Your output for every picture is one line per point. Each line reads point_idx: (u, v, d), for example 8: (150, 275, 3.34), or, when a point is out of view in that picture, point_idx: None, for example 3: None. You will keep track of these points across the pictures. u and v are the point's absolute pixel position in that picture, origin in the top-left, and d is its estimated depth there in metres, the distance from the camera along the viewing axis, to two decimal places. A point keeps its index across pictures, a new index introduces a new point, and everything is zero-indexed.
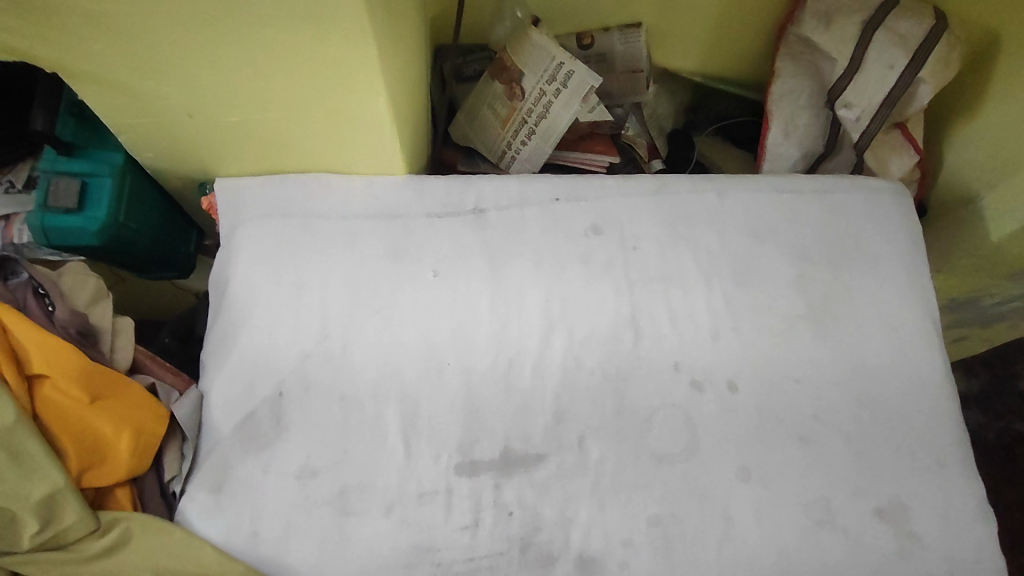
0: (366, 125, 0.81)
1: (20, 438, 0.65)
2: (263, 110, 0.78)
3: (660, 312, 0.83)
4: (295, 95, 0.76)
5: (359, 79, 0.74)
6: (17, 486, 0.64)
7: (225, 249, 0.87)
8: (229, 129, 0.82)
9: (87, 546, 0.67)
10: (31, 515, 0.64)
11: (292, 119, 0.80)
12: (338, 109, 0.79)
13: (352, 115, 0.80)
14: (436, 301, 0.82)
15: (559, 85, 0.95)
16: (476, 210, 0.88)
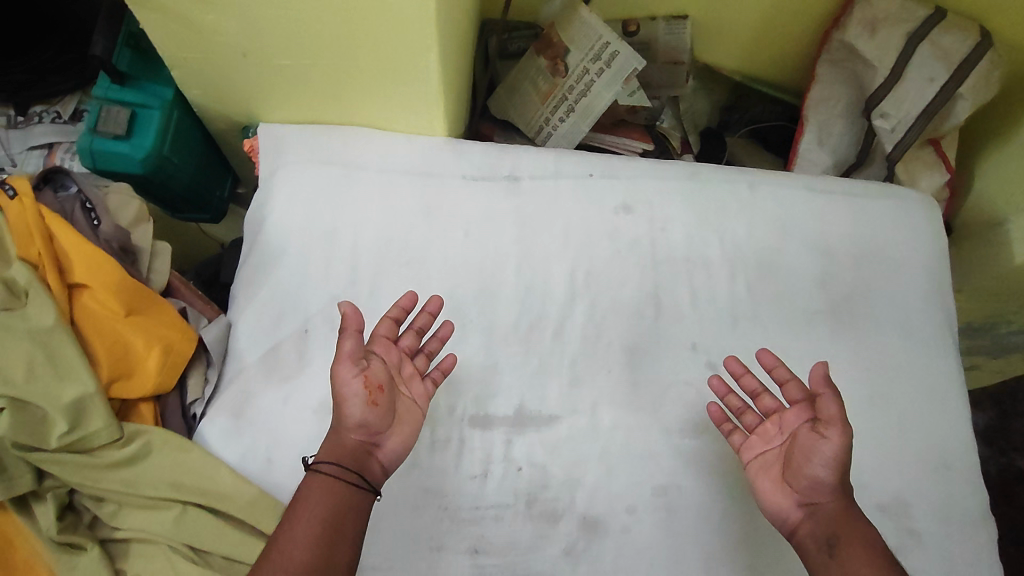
0: (412, 81, 0.83)
1: (54, 342, 0.69)
2: (315, 56, 0.80)
3: (682, 293, 0.84)
4: (347, 45, 0.78)
5: (415, 35, 0.75)
6: (47, 387, 0.68)
7: (265, 189, 0.90)
8: (280, 71, 0.84)
9: (108, 456, 0.69)
10: (60, 416, 0.67)
11: (341, 69, 0.82)
12: (387, 63, 0.80)
13: (403, 70, 0.81)
14: (465, 259, 0.84)
15: (603, 65, 0.96)
16: (509, 176, 0.90)
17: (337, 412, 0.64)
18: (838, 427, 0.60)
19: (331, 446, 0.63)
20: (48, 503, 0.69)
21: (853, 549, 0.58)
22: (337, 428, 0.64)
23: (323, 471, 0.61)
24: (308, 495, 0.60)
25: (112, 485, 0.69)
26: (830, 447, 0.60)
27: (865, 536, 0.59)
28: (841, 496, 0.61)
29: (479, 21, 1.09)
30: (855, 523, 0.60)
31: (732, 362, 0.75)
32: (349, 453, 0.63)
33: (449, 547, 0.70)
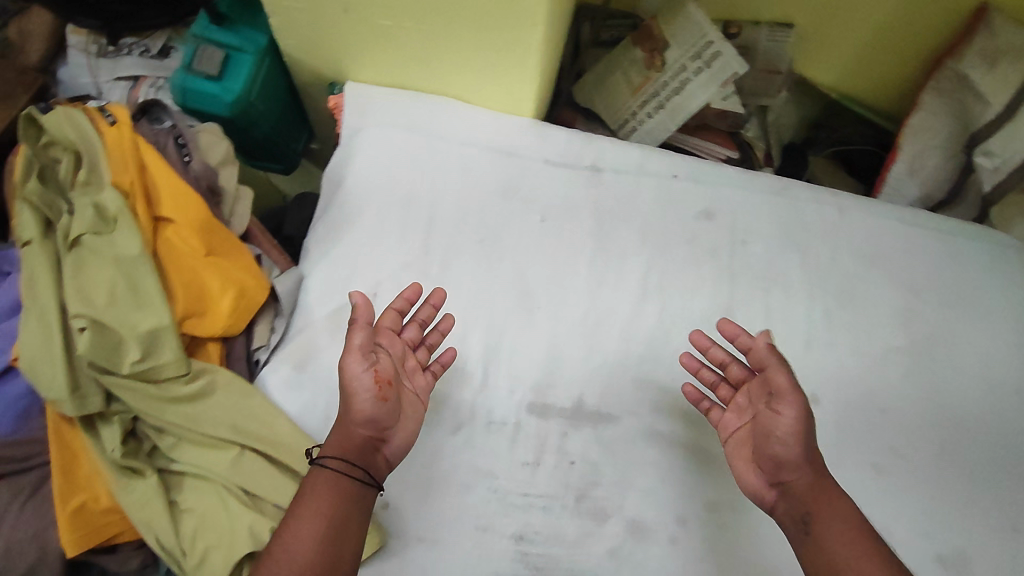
0: (508, 57, 0.82)
1: (135, 272, 0.71)
2: (416, 21, 0.79)
3: (757, 310, 0.81)
4: (450, 12, 0.77)
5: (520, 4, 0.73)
6: (125, 315, 0.70)
7: (346, 149, 0.91)
8: (377, 32, 0.83)
9: (172, 390, 0.71)
10: (135, 344, 0.70)
11: (438, 37, 0.81)
12: (486, 35, 0.79)
13: (499, 40, 0.80)
14: (539, 244, 0.83)
15: (702, 64, 0.92)
16: (592, 167, 0.88)
17: (345, 405, 0.62)
18: (790, 398, 0.60)
19: (337, 440, 0.62)
20: (114, 426, 0.71)
21: (827, 527, 0.57)
22: (344, 421, 0.63)
23: (328, 466, 0.61)
24: (312, 491, 0.59)
25: (174, 417, 0.72)
26: (787, 418, 0.60)
27: (844, 515, 0.57)
28: (810, 469, 0.60)
29: (576, 6, 1.06)
30: (828, 498, 0.58)
31: (698, 336, 0.71)
32: (356, 447, 0.62)
33: (494, 530, 0.69)
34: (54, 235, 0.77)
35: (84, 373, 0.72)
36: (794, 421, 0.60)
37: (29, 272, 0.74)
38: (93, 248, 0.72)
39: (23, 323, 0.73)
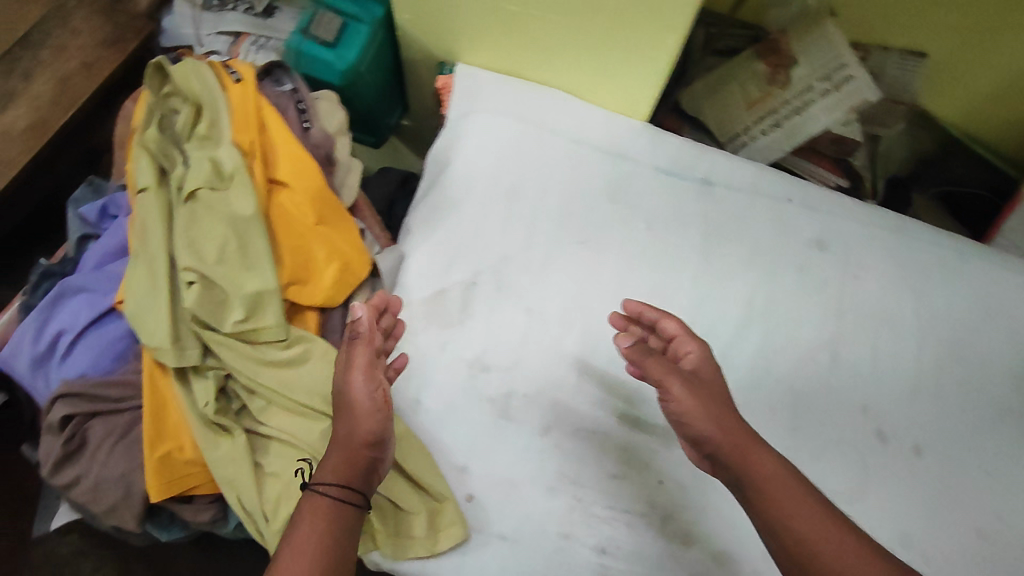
0: (633, 57, 0.80)
1: (245, 232, 0.71)
2: (547, 9, 0.79)
3: (864, 350, 0.78)
4: (585, 4, 0.75)
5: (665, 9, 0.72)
6: (232, 274, 0.71)
7: (453, 131, 0.89)
8: (503, 14, 0.83)
9: (269, 352, 0.73)
10: (240, 304, 0.70)
11: (565, 28, 0.80)
12: (616, 33, 0.77)
13: (630, 40, 0.77)
14: (643, 253, 0.81)
15: (830, 86, 0.88)
16: (704, 180, 0.86)
17: (344, 424, 0.60)
18: (673, 375, 0.58)
19: (332, 465, 0.59)
20: (209, 381, 0.73)
21: (764, 497, 0.53)
22: (344, 441, 0.60)
23: (329, 492, 0.57)
24: (311, 520, 0.55)
25: (267, 380, 0.72)
26: (676, 393, 0.58)
27: (770, 478, 0.54)
28: (731, 436, 0.56)
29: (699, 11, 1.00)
30: (748, 455, 0.55)
31: (615, 316, 0.67)
32: (355, 470, 0.59)
33: (575, 538, 0.68)
34: (167, 184, 0.77)
35: (185, 324, 0.73)
36: (688, 399, 0.57)
37: (142, 218, 0.76)
38: (206, 202, 0.73)
39: (130, 267, 0.75)
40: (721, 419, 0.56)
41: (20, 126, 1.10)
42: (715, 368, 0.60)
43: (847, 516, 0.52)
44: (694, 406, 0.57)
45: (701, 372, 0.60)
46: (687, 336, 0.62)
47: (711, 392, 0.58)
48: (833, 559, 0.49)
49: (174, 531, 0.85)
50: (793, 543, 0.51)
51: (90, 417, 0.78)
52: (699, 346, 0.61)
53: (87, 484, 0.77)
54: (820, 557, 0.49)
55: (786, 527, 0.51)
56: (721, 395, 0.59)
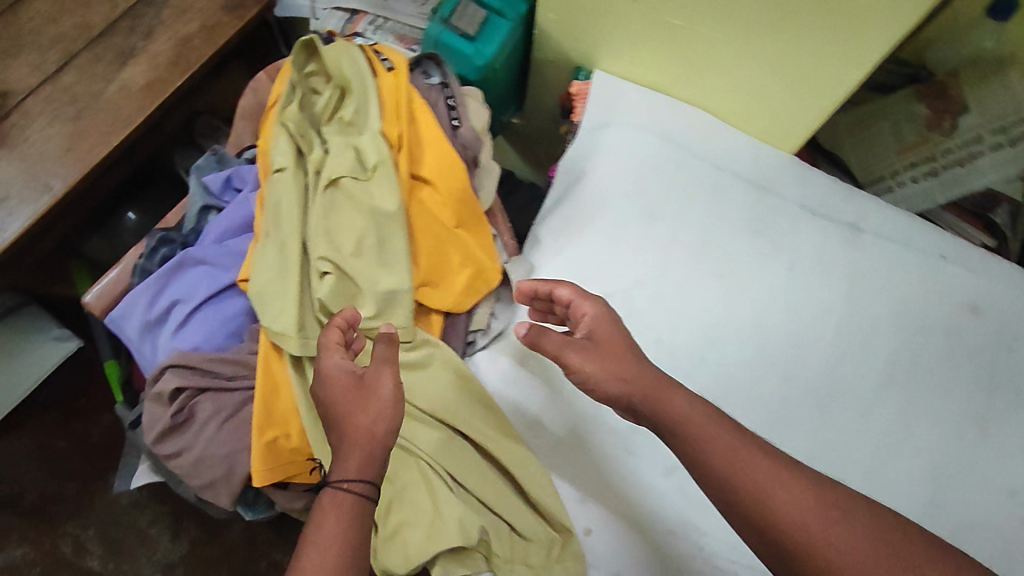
0: (796, 86, 0.76)
1: (387, 230, 0.70)
2: (711, 28, 0.75)
3: (1017, 429, 0.72)
4: (756, 27, 0.72)
5: (854, 40, 0.68)
6: (369, 271, 0.69)
7: (591, 142, 0.86)
8: (659, 28, 0.80)
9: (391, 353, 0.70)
10: (371, 300, 0.68)
11: (726, 49, 0.77)
12: (784, 60, 0.74)
13: (802, 66, 0.73)
14: (782, 296, 0.77)
15: (1005, 140, 0.82)
16: (853, 226, 0.81)
17: (361, 421, 0.57)
18: (556, 338, 0.62)
19: (351, 461, 0.56)
20: None
21: (692, 441, 0.55)
22: (362, 437, 0.57)
23: (352, 489, 0.55)
24: (334, 517, 0.53)
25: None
26: (574, 360, 0.61)
27: (683, 418, 0.56)
28: (639, 381, 0.59)
29: None
30: (665, 399, 0.57)
31: (519, 291, 0.70)
32: (376, 465, 0.57)
33: None
34: (303, 167, 0.75)
35: (311, 315, 0.71)
36: (588, 362, 0.60)
37: (274, 199, 0.73)
38: (349, 193, 0.70)
39: (257, 247, 0.72)
40: (607, 364, 0.60)
41: (138, 84, 1.10)
42: (614, 325, 0.63)
43: (763, 441, 0.54)
44: (597, 364, 0.60)
45: (598, 326, 0.63)
46: (582, 296, 0.65)
47: (608, 352, 0.60)
48: (749, 487, 0.51)
49: (260, 509, 0.87)
50: (718, 476, 0.52)
51: (200, 392, 0.77)
52: (600, 305, 0.64)
53: (189, 458, 0.77)
54: (744, 486, 0.51)
55: (727, 471, 0.52)
56: (618, 346, 0.61)
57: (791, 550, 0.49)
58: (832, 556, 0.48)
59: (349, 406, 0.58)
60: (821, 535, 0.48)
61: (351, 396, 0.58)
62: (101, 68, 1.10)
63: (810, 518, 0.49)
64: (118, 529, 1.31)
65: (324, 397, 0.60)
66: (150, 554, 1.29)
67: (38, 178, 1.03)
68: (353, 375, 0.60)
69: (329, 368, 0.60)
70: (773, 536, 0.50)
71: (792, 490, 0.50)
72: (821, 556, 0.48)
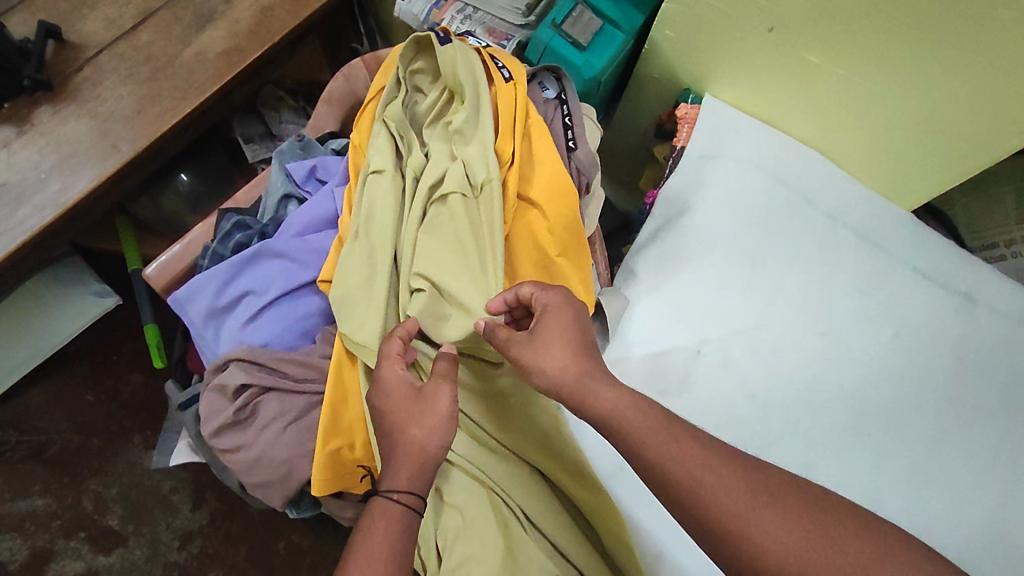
0: (937, 140, 0.71)
1: (487, 252, 0.65)
2: (851, 72, 0.70)
3: None
4: (903, 79, 0.67)
5: (1018, 105, 0.63)
6: (462, 293, 0.64)
7: (698, 172, 0.81)
8: (790, 65, 0.74)
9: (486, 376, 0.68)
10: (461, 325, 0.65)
11: (863, 95, 0.72)
12: (930, 113, 0.69)
13: (944, 128, 0.70)
14: (885, 363, 0.72)
15: None
16: (967, 296, 0.76)
17: (412, 435, 0.56)
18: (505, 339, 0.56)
19: (403, 472, 0.55)
20: None
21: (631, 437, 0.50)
22: (417, 450, 0.56)
23: (401, 500, 0.54)
24: (380, 527, 0.52)
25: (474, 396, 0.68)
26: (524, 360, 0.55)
27: (619, 406, 0.51)
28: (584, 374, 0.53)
29: None
30: (589, 395, 0.52)
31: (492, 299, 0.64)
32: (427, 477, 0.56)
33: None
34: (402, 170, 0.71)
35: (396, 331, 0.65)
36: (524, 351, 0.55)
37: (367, 201, 0.68)
38: (452, 209, 0.67)
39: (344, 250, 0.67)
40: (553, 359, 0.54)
41: (216, 50, 1.05)
42: (566, 308, 0.57)
43: (691, 428, 0.50)
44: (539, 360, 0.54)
45: (547, 315, 0.56)
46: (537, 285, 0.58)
47: (553, 337, 0.55)
48: (681, 478, 0.47)
49: (303, 509, 0.78)
50: (653, 467, 0.49)
51: (264, 391, 0.71)
52: (559, 293, 0.58)
53: (245, 457, 0.70)
54: (668, 474, 0.48)
55: (663, 464, 0.48)
56: (563, 336, 0.55)
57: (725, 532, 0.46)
58: (753, 539, 0.45)
59: (404, 416, 0.56)
60: (749, 517, 0.46)
61: (409, 406, 0.57)
62: (179, 30, 1.05)
63: (740, 504, 0.46)
64: (141, 492, 1.22)
65: (378, 406, 0.58)
66: (169, 521, 1.21)
67: (106, 137, 0.98)
68: (412, 386, 0.58)
69: (383, 378, 0.59)
70: (698, 521, 0.47)
71: (721, 476, 0.47)
72: (745, 538, 0.45)
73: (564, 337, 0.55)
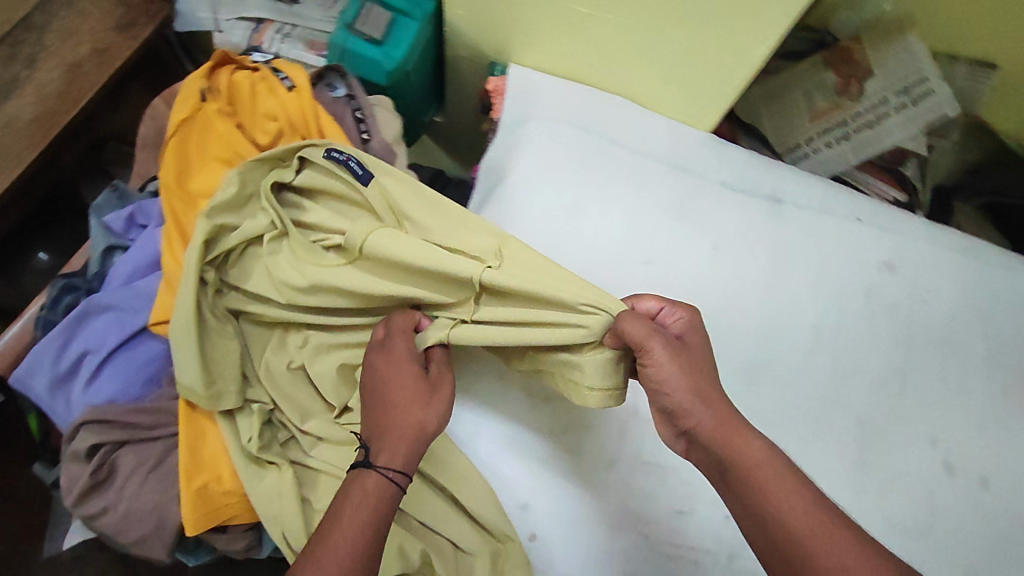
0: (711, 65, 0.76)
1: (564, 287, 0.60)
2: (621, 14, 0.74)
3: (931, 374, 0.77)
4: (663, 12, 0.72)
5: (761, 20, 0.69)
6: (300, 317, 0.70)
7: (510, 138, 0.84)
8: (568, 17, 0.78)
9: (574, 400, 0.62)
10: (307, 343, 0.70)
11: (637, 35, 0.76)
12: (697, 41, 0.74)
13: (716, 49, 0.74)
14: (709, 274, 0.78)
15: (907, 100, 0.84)
16: (771, 198, 0.82)
17: (411, 418, 0.59)
18: (654, 344, 0.55)
19: (396, 449, 0.58)
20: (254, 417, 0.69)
21: (747, 480, 0.53)
22: (410, 432, 0.59)
23: (384, 474, 0.57)
24: (363, 495, 0.56)
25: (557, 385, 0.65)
26: (670, 370, 0.55)
27: (757, 464, 0.53)
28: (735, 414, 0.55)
29: None
30: (736, 439, 0.54)
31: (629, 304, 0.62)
32: (415, 458, 0.59)
33: None
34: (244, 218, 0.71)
35: (223, 363, 0.69)
36: (669, 364, 0.55)
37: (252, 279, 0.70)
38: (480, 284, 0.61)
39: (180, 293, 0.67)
40: (698, 377, 0.56)
41: (26, 118, 0.99)
42: (703, 338, 0.59)
43: (836, 509, 0.51)
44: (678, 370, 0.55)
45: (692, 338, 0.59)
46: (672, 304, 0.61)
47: (696, 359, 0.57)
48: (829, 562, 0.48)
49: (201, 554, 0.78)
50: (793, 543, 0.49)
51: (120, 445, 0.70)
52: (686, 317, 0.60)
53: (113, 517, 0.69)
54: (812, 554, 0.48)
55: (808, 541, 0.49)
56: (705, 365, 0.57)
57: (787, 547, 0.50)
58: None
59: (407, 396, 0.60)
60: None
61: (415, 392, 0.60)
62: None
63: None
64: None
65: (381, 378, 0.61)
66: None
67: None
68: (420, 374, 0.61)
69: (393, 353, 0.62)
70: None
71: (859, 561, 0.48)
72: None
73: (706, 371, 0.56)
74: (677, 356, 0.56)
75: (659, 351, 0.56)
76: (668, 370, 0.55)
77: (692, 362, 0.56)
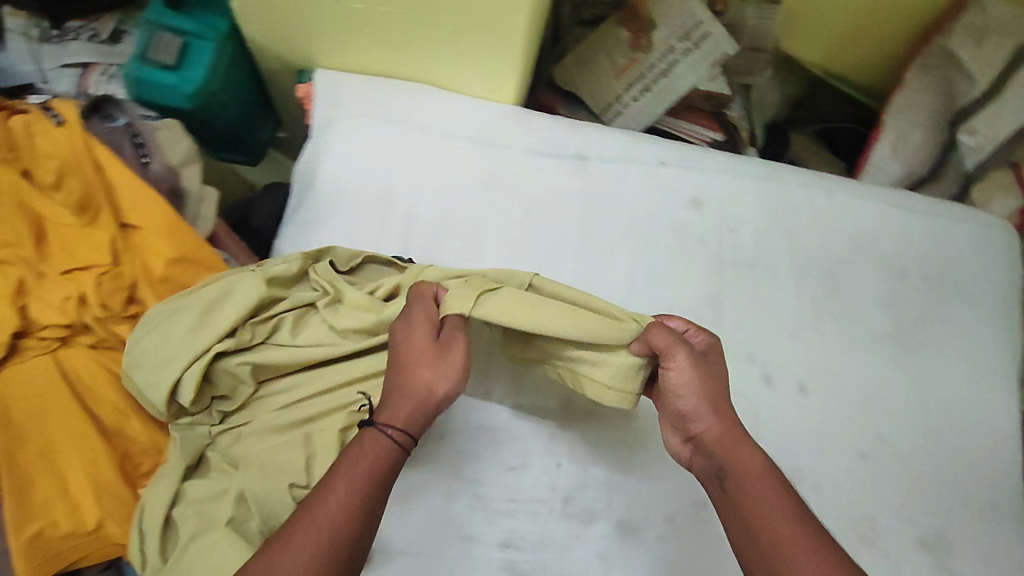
0: (488, 40, 0.79)
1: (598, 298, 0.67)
2: (390, 5, 0.76)
3: (744, 296, 0.81)
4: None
5: None
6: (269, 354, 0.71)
7: (319, 140, 0.86)
8: (345, 16, 0.79)
9: (589, 392, 0.65)
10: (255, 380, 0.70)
11: (412, 23, 0.78)
12: (467, 21, 0.76)
13: (485, 24, 0.76)
14: (523, 238, 0.81)
15: (689, 44, 0.89)
16: (578, 156, 0.86)
17: (419, 376, 0.57)
18: (677, 353, 0.59)
19: (399, 408, 0.57)
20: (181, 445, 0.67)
21: (745, 484, 0.54)
22: (411, 392, 0.57)
23: (387, 433, 0.56)
24: (364, 452, 0.55)
25: (565, 374, 0.67)
26: (683, 373, 0.58)
27: (755, 472, 0.54)
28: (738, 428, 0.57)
29: None
30: (740, 448, 0.56)
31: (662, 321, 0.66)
32: (420, 421, 0.57)
33: (480, 537, 0.68)
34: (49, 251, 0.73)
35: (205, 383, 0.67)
36: (691, 370, 0.58)
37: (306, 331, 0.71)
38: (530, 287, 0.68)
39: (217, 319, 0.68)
40: (714, 387, 0.58)
41: None
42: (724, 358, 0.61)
43: (822, 527, 0.51)
44: (692, 378, 0.58)
45: (712, 354, 0.61)
46: (698, 326, 0.64)
47: (715, 372, 0.59)
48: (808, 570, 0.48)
49: None
50: (777, 550, 0.50)
51: None
52: (709, 335, 0.63)
53: None
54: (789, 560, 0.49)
55: (791, 548, 0.49)
56: (718, 378, 0.59)
57: (767, 551, 0.50)
58: None
59: (418, 355, 0.58)
60: None
61: (424, 352, 0.58)
62: None
63: None
64: None
65: (396, 341, 0.60)
66: None
67: None
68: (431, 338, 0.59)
69: (410, 318, 0.61)
70: None
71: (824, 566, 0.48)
72: None
73: (719, 385, 0.59)
74: (703, 366, 0.59)
75: (680, 356, 0.59)
76: (684, 375, 0.58)
77: (711, 375, 0.59)
